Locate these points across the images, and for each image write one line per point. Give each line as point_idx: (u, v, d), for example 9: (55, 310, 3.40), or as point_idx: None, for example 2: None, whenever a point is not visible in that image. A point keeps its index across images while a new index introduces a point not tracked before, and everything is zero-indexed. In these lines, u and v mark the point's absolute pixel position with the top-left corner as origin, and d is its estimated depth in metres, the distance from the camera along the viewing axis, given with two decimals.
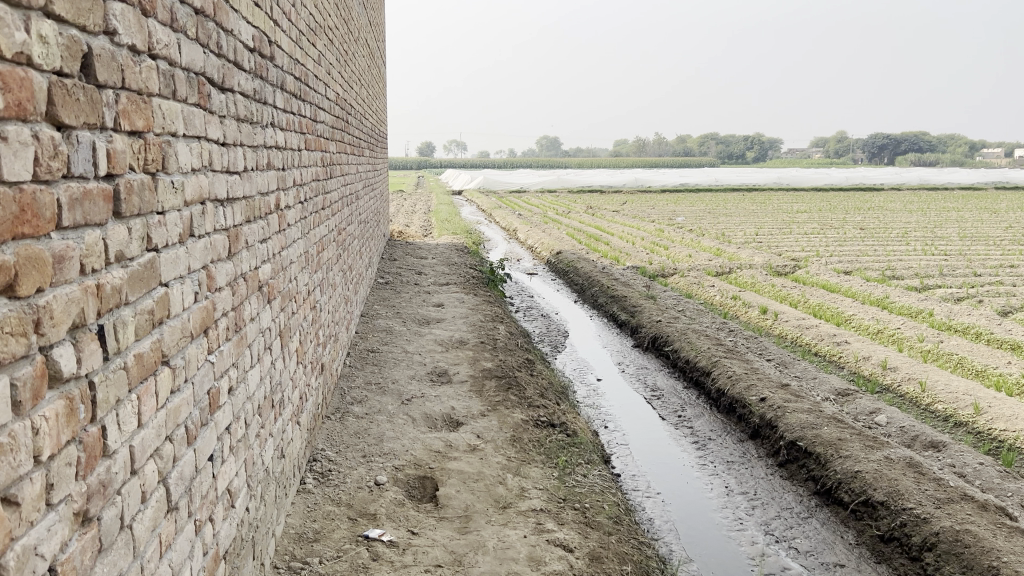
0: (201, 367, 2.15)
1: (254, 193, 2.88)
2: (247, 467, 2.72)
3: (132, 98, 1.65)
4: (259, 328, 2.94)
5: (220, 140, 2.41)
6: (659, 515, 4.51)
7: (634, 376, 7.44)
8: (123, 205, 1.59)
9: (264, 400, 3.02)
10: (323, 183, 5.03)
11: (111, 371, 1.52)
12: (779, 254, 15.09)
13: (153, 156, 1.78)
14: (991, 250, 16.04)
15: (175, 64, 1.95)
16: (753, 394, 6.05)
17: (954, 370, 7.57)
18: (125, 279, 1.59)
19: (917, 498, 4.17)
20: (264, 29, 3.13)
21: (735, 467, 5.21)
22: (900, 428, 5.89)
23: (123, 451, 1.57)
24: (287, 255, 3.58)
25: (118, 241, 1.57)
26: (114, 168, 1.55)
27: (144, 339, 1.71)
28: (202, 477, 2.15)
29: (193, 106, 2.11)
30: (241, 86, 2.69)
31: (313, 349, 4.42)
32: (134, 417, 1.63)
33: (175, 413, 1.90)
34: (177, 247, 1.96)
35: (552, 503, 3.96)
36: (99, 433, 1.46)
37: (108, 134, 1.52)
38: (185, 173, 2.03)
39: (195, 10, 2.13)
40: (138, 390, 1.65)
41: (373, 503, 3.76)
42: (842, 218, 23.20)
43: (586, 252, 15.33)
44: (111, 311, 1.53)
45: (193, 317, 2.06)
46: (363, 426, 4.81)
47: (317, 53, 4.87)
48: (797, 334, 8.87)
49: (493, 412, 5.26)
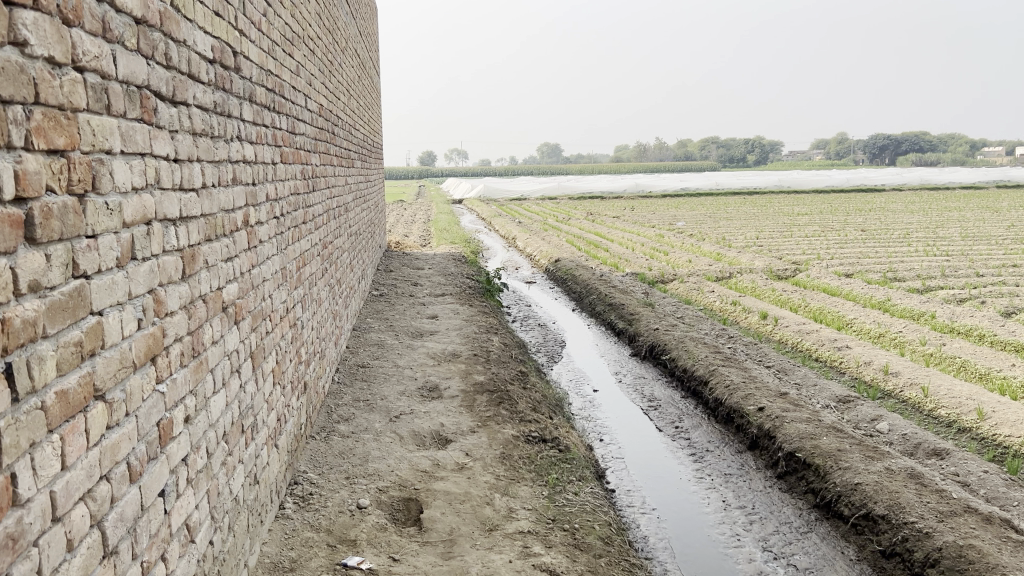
0: (148, 398, 2.03)
1: (216, 210, 2.76)
2: (210, 499, 2.59)
3: (50, 114, 1.52)
4: (224, 351, 2.81)
5: (172, 155, 2.29)
6: (654, 532, 4.37)
7: (632, 386, 7.30)
8: (38, 231, 1.47)
9: (231, 426, 2.89)
10: (304, 197, 4.92)
11: (22, 413, 1.39)
12: (780, 258, 14.94)
13: (80, 175, 1.66)
14: (994, 249, 15.87)
15: (109, 77, 1.83)
16: (751, 404, 5.90)
17: (957, 374, 7.41)
18: (42, 310, 1.47)
19: (920, 512, 4.02)
20: (227, 40, 3.00)
21: (732, 481, 5.07)
22: (902, 435, 5.74)
23: (40, 498, 1.44)
24: (259, 274, 3.46)
25: (32, 270, 1.44)
26: (25, 191, 1.42)
27: (70, 374, 1.58)
28: (151, 516, 2.02)
29: (133, 121, 1.99)
30: (197, 98, 2.57)
31: (293, 367, 4.28)
32: (56, 460, 1.51)
33: (112, 451, 1.77)
34: (114, 271, 1.83)
35: (540, 525, 3.82)
36: (6, 481, 1.33)
37: (16, 154, 1.40)
38: (124, 194, 1.91)
39: (136, 19, 2.02)
40: (61, 430, 1.53)
41: (353, 528, 3.62)
42: (843, 220, 23.05)
43: (584, 259, 15.18)
44: (22, 347, 1.40)
45: (135, 347, 1.94)
46: (348, 445, 4.69)
47: (295, 64, 4.74)
48: (798, 340, 8.72)
49: (483, 428, 5.12)
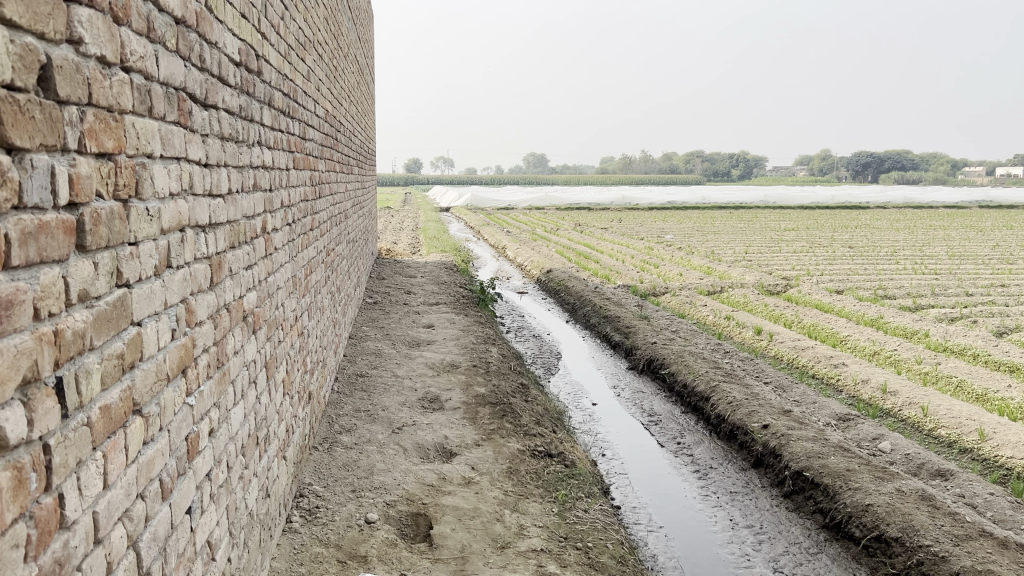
0: (179, 412, 1.96)
1: (240, 217, 2.69)
2: (228, 514, 2.52)
3: (100, 115, 1.45)
4: (243, 361, 2.74)
5: (203, 160, 2.22)
6: (662, 550, 4.31)
7: (631, 400, 7.24)
8: (88, 238, 1.40)
9: (247, 437, 2.82)
10: (311, 204, 4.85)
11: (70, 430, 1.32)
12: (770, 273, 14.96)
13: (125, 180, 1.59)
14: (981, 269, 15.95)
15: (152, 78, 1.77)
16: (755, 421, 5.86)
17: (954, 394, 7.40)
18: (90, 321, 1.40)
19: (934, 535, 4.00)
20: (251, 43, 2.94)
21: (738, 499, 5.02)
22: (905, 455, 5.72)
23: (84, 520, 1.37)
24: (273, 282, 3.39)
25: (81, 279, 1.37)
26: (78, 197, 1.36)
27: (112, 388, 1.50)
28: (179, 534, 1.95)
29: (171, 124, 1.92)
30: (225, 103, 2.50)
31: (299, 377, 4.20)
32: (99, 478, 1.43)
33: (148, 467, 1.70)
34: (152, 280, 1.76)
35: (553, 543, 3.77)
36: (55, 502, 1.26)
37: (70, 157, 1.33)
38: (163, 200, 1.84)
39: (176, 19, 1.95)
40: (103, 447, 1.45)
41: (362, 544, 3.54)
42: (831, 236, 23.14)
43: (575, 270, 15.11)
44: (72, 360, 1.33)
45: (169, 358, 1.86)
46: (352, 457, 4.60)
47: (306, 69, 4.69)
48: (794, 356, 8.70)
49: (488, 441, 5.06)
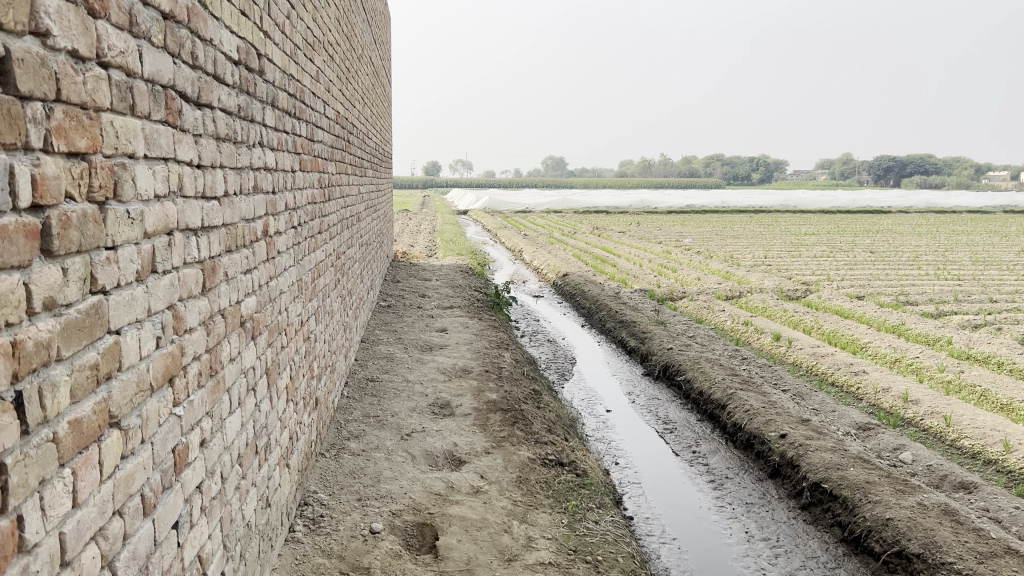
0: (164, 423, 1.88)
1: (236, 219, 2.61)
2: (223, 527, 2.44)
3: (72, 113, 1.38)
4: (241, 369, 2.66)
5: (194, 161, 2.13)
6: (675, 563, 4.20)
7: (646, 408, 7.11)
8: (56, 242, 1.32)
9: (245, 447, 2.74)
10: (319, 206, 4.76)
11: (32, 447, 1.24)
12: (790, 278, 14.77)
13: (102, 182, 1.51)
14: (1006, 275, 15.67)
15: (134, 74, 1.68)
16: (773, 430, 5.73)
17: (978, 403, 7.22)
18: (56, 331, 1.32)
19: (957, 552, 3.87)
20: (252, 41, 2.86)
21: (755, 510, 4.90)
22: (927, 466, 5.57)
23: (48, 541, 1.29)
24: (275, 286, 3.31)
25: (47, 286, 1.29)
26: (42, 198, 1.28)
27: (84, 401, 1.42)
28: (163, 550, 1.87)
29: (157, 123, 1.84)
30: (221, 101, 2.43)
31: (306, 382, 4.13)
32: (66, 495, 1.35)
33: (126, 483, 1.62)
34: (133, 286, 1.68)
35: (562, 556, 3.67)
36: (12, 525, 1.18)
37: (33, 156, 1.25)
38: (146, 201, 1.76)
39: (163, 14, 1.87)
40: (72, 463, 1.37)
41: (366, 554, 3.45)
42: (852, 240, 22.89)
43: (592, 274, 14.99)
44: (34, 372, 1.25)
45: (153, 367, 1.79)
46: (359, 464, 4.52)
47: (314, 69, 4.61)
48: (812, 363, 8.55)
49: (498, 449, 4.96)
